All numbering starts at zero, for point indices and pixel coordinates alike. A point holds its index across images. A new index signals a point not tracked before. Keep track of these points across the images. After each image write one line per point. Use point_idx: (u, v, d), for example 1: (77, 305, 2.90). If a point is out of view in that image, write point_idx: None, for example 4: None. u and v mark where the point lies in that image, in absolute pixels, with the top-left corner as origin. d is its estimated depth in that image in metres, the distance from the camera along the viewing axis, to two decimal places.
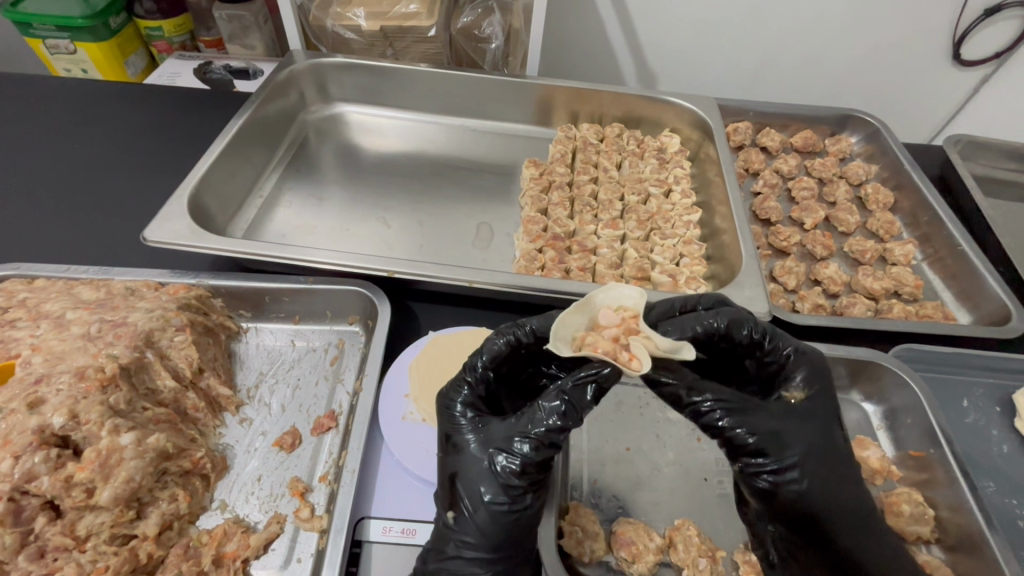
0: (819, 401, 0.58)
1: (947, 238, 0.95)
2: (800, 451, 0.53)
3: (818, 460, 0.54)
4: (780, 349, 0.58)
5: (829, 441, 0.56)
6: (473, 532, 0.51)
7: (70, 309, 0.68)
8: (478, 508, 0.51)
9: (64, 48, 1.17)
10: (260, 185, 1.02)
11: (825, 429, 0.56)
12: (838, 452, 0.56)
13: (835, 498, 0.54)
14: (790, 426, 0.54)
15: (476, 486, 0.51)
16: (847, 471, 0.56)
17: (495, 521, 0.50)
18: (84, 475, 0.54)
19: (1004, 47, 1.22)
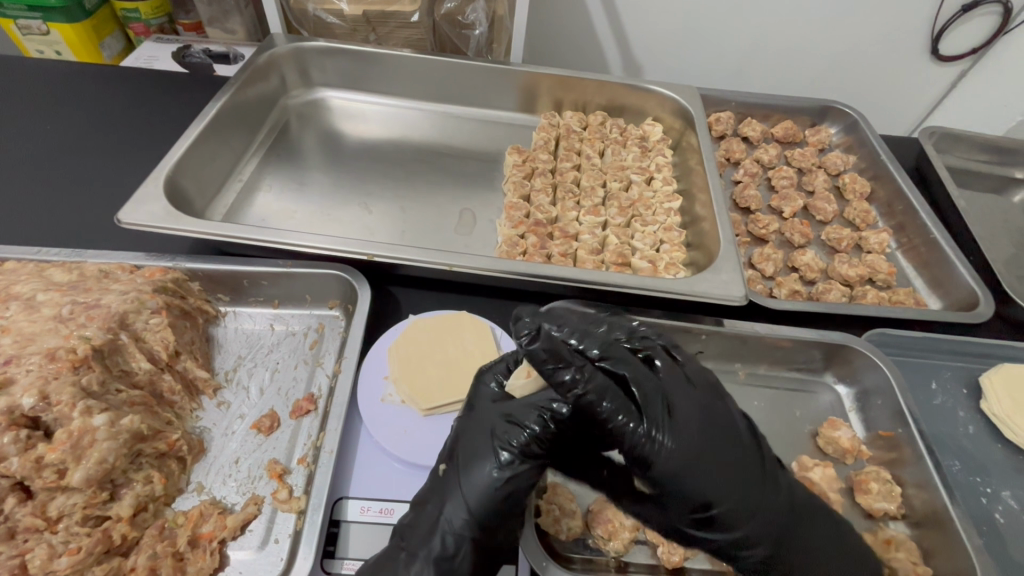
0: (688, 458, 0.49)
1: (921, 227, 0.97)
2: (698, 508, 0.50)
3: (721, 511, 0.50)
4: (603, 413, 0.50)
5: (711, 493, 0.50)
6: (459, 515, 0.52)
7: (41, 291, 0.66)
8: (476, 474, 0.53)
9: (36, 29, 1.14)
10: (241, 169, 1.01)
11: (706, 480, 0.50)
12: (719, 500, 0.50)
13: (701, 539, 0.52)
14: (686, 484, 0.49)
15: (477, 465, 0.53)
16: (741, 508, 0.50)
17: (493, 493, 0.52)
18: (56, 456, 0.54)
19: (981, 43, 1.25)
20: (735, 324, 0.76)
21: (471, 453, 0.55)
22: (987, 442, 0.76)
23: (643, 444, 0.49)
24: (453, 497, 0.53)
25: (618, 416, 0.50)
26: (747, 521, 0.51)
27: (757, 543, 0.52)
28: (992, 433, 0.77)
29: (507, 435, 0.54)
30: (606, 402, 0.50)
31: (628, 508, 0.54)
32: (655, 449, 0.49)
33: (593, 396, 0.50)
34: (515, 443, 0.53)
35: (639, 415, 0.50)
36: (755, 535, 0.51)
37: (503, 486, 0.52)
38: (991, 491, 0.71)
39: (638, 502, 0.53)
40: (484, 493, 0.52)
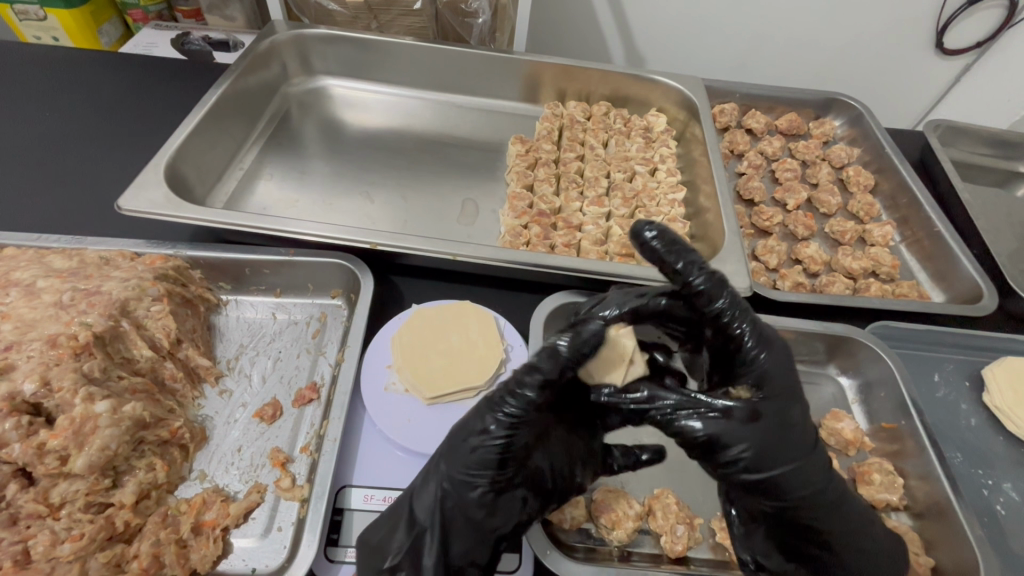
0: (782, 371, 0.53)
1: (925, 220, 0.97)
2: (783, 428, 0.52)
3: (794, 438, 0.52)
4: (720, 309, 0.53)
5: (784, 412, 0.52)
6: (442, 510, 0.53)
7: (40, 277, 0.66)
8: (462, 447, 0.53)
9: (33, 15, 1.13)
10: (240, 159, 1.00)
11: (783, 400, 0.53)
12: (791, 422, 0.52)
13: (770, 470, 0.51)
14: (780, 400, 0.53)
15: (459, 456, 0.53)
16: (803, 439, 0.53)
17: (477, 466, 0.52)
18: (58, 442, 0.53)
19: (987, 36, 1.24)
20: None
21: (451, 446, 0.54)
22: (989, 435, 0.76)
23: (749, 351, 0.53)
24: (438, 490, 0.53)
25: (745, 323, 0.53)
26: (812, 452, 0.53)
27: (808, 482, 0.52)
28: (994, 426, 0.77)
29: (491, 417, 0.52)
30: (727, 305, 0.53)
31: (713, 430, 0.50)
32: (766, 361, 0.53)
33: (722, 293, 0.53)
34: (499, 422, 0.52)
35: (756, 329, 0.53)
36: (807, 476, 0.52)
37: (489, 452, 0.52)
38: (992, 483, 0.72)
39: (731, 423, 0.51)
40: (466, 464, 0.52)
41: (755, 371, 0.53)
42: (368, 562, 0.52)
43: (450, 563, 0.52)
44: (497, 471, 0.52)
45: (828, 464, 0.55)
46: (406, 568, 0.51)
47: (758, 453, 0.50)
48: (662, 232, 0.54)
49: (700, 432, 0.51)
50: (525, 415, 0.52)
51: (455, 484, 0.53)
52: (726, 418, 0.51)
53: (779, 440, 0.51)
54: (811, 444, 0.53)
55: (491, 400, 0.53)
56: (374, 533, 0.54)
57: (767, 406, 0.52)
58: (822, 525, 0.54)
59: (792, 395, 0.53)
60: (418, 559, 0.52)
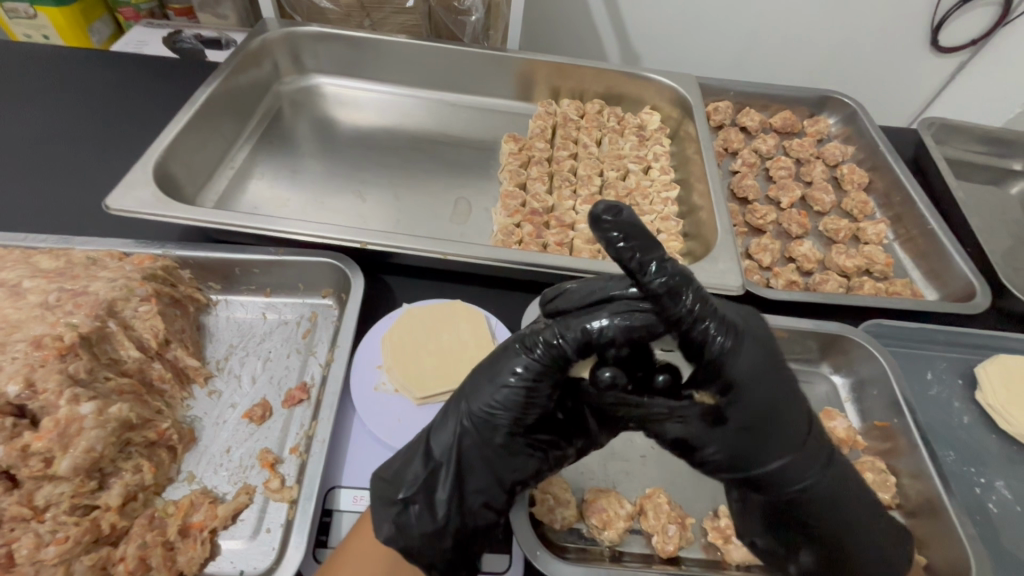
0: (756, 361, 0.49)
1: (918, 218, 0.97)
2: (758, 428, 0.49)
3: (773, 438, 0.50)
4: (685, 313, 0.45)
5: (763, 407, 0.49)
6: (460, 447, 0.53)
7: (27, 277, 0.65)
8: (484, 390, 0.52)
9: (23, 12, 1.12)
10: (232, 157, 0.99)
11: (762, 395, 0.49)
12: (772, 419, 0.49)
13: (748, 467, 0.51)
14: (754, 396, 0.49)
15: (486, 397, 0.52)
16: (787, 433, 0.50)
17: (501, 406, 0.52)
18: (42, 445, 0.53)
19: (981, 33, 1.24)
20: None
21: (479, 384, 0.53)
22: (982, 433, 0.76)
23: (716, 348, 0.47)
24: (457, 427, 0.53)
25: (708, 319, 0.46)
26: (799, 445, 0.51)
27: (798, 476, 0.51)
28: (987, 424, 0.77)
29: (518, 359, 0.51)
30: (692, 304, 0.45)
31: (678, 434, 0.51)
32: (726, 353, 0.47)
33: (681, 293, 0.45)
34: (525, 364, 0.51)
35: (722, 321, 0.47)
36: (798, 471, 0.51)
37: (513, 394, 0.51)
38: (984, 481, 0.72)
39: (694, 425, 0.50)
40: (489, 405, 0.52)
41: (723, 371, 0.48)
42: (383, 491, 0.53)
43: (463, 500, 0.53)
44: (523, 414, 0.52)
45: (823, 448, 0.52)
46: (420, 500, 0.52)
47: (728, 454, 0.51)
48: (623, 222, 0.43)
49: (672, 437, 0.51)
50: (556, 361, 0.50)
51: (475, 426, 0.53)
52: (696, 422, 0.50)
53: (750, 440, 0.50)
54: (798, 438, 0.50)
55: (518, 342, 0.52)
56: (391, 467, 0.55)
57: (742, 405, 0.49)
58: (822, 524, 0.52)
59: (773, 388, 0.49)
60: (430, 495, 0.52)
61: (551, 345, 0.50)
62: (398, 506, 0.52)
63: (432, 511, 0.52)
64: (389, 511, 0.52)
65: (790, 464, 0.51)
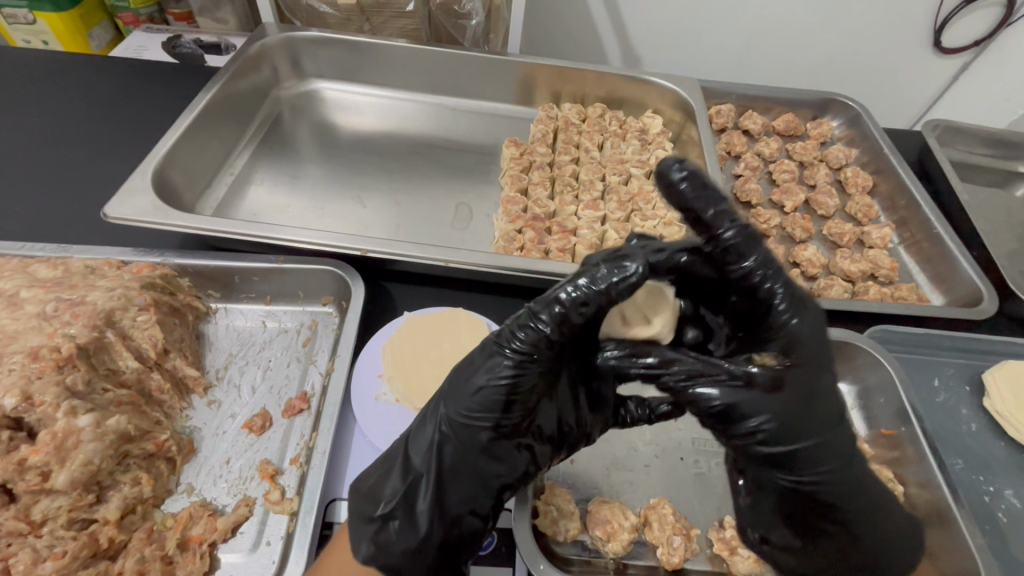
0: (812, 342, 0.50)
1: (923, 221, 0.96)
2: (810, 403, 0.49)
3: (817, 419, 0.50)
4: (746, 270, 0.51)
5: (812, 383, 0.50)
6: (440, 455, 0.52)
7: (24, 287, 0.65)
8: (460, 395, 0.52)
9: (22, 18, 1.12)
10: (231, 163, 0.98)
11: (813, 372, 0.50)
12: (819, 398, 0.50)
13: (793, 444, 0.49)
14: (807, 369, 0.50)
15: (461, 401, 0.52)
16: (831, 407, 0.50)
17: (480, 409, 0.51)
18: (38, 458, 0.52)
19: (984, 35, 1.23)
20: None
21: (454, 389, 0.53)
22: (989, 441, 0.75)
23: (778, 316, 0.50)
24: (437, 434, 0.53)
25: (775, 283, 0.51)
26: (835, 426, 0.51)
27: (831, 462, 0.51)
28: (995, 431, 0.76)
29: (494, 359, 0.51)
30: (755, 266, 0.51)
31: (729, 399, 0.49)
32: (788, 322, 0.50)
33: (748, 254, 0.51)
34: (504, 364, 0.50)
35: (789, 292, 0.51)
36: (834, 458, 0.51)
37: (490, 394, 0.51)
38: (993, 490, 0.71)
39: (744, 391, 0.49)
40: (467, 408, 0.51)
41: (784, 334, 0.50)
42: (360, 506, 0.53)
43: (447, 508, 0.52)
44: (500, 415, 0.52)
45: (851, 442, 0.52)
46: (401, 512, 0.51)
47: (776, 426, 0.49)
48: (690, 175, 0.51)
49: (717, 400, 0.49)
50: (535, 352, 0.50)
51: (454, 431, 0.52)
52: (746, 386, 0.49)
53: (801, 417, 0.49)
54: (839, 421, 0.51)
55: (495, 341, 0.52)
56: (366, 482, 0.55)
57: (795, 379, 0.49)
58: (844, 514, 0.53)
59: (824, 371, 0.51)
60: (412, 504, 0.52)
61: (532, 331, 0.49)
62: (376, 523, 0.51)
63: (414, 523, 0.51)
64: (367, 529, 0.51)
65: (829, 447, 0.51)
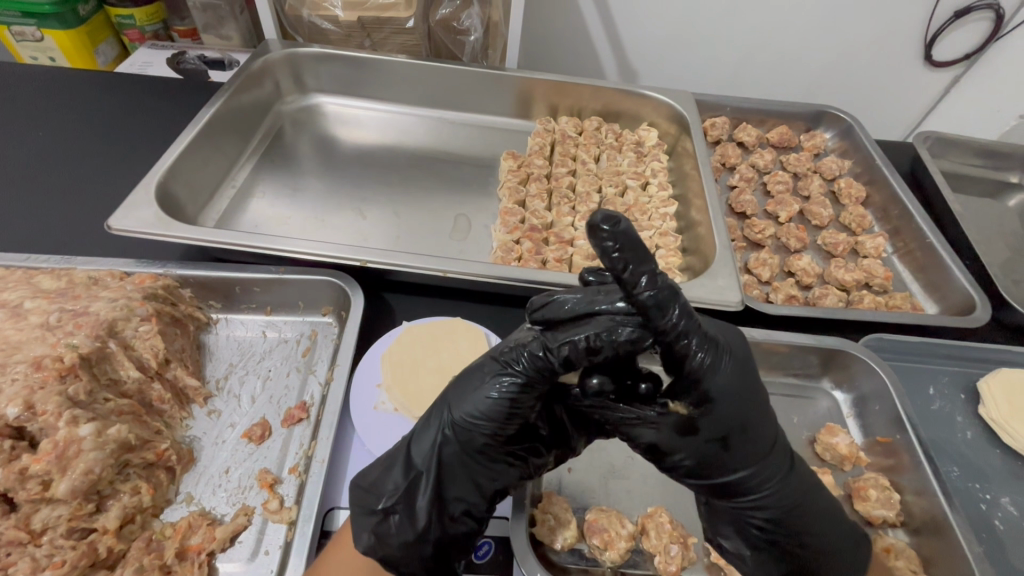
0: (732, 378, 0.49)
1: (917, 231, 0.97)
2: (731, 441, 0.50)
3: (741, 452, 0.51)
4: (672, 328, 0.45)
5: (735, 420, 0.50)
6: (440, 456, 0.53)
7: (28, 298, 0.66)
8: (466, 400, 0.52)
9: (30, 35, 1.14)
10: (234, 176, 1.00)
11: (735, 408, 0.49)
12: (743, 431, 0.50)
13: (716, 475, 0.52)
14: (730, 407, 0.49)
15: (468, 404, 0.52)
16: (755, 442, 0.51)
17: (483, 416, 0.52)
18: (40, 467, 0.53)
19: (975, 48, 1.25)
20: None
21: (461, 392, 0.53)
22: (985, 448, 0.76)
23: (697, 362, 0.47)
24: (439, 436, 0.53)
25: (690, 333, 0.46)
26: (760, 457, 0.51)
27: (764, 488, 0.52)
28: (991, 439, 0.77)
29: (502, 370, 0.52)
30: (679, 320, 0.45)
31: (657, 441, 0.51)
32: (706, 368, 0.47)
33: (669, 307, 0.44)
34: (511, 375, 0.51)
35: (704, 338, 0.47)
36: (765, 485, 0.52)
37: (495, 403, 0.51)
38: (990, 497, 0.71)
39: (667, 434, 0.50)
40: (472, 414, 0.52)
41: (700, 382, 0.48)
42: (362, 500, 0.53)
43: (445, 508, 0.53)
44: (503, 424, 0.52)
45: (784, 463, 0.53)
46: (401, 508, 0.52)
47: (699, 461, 0.51)
48: (622, 234, 0.41)
49: (647, 441, 0.51)
50: (538, 371, 0.51)
51: (457, 436, 0.53)
52: (670, 429, 0.50)
53: (720, 453, 0.51)
54: (766, 451, 0.52)
55: (506, 351, 0.53)
56: (369, 475, 0.55)
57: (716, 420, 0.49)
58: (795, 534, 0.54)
59: (748, 407, 0.50)
60: (412, 501, 0.52)
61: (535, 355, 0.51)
62: (378, 515, 0.52)
63: (412, 519, 0.52)
64: (367, 521, 0.52)
65: (759, 477, 0.52)
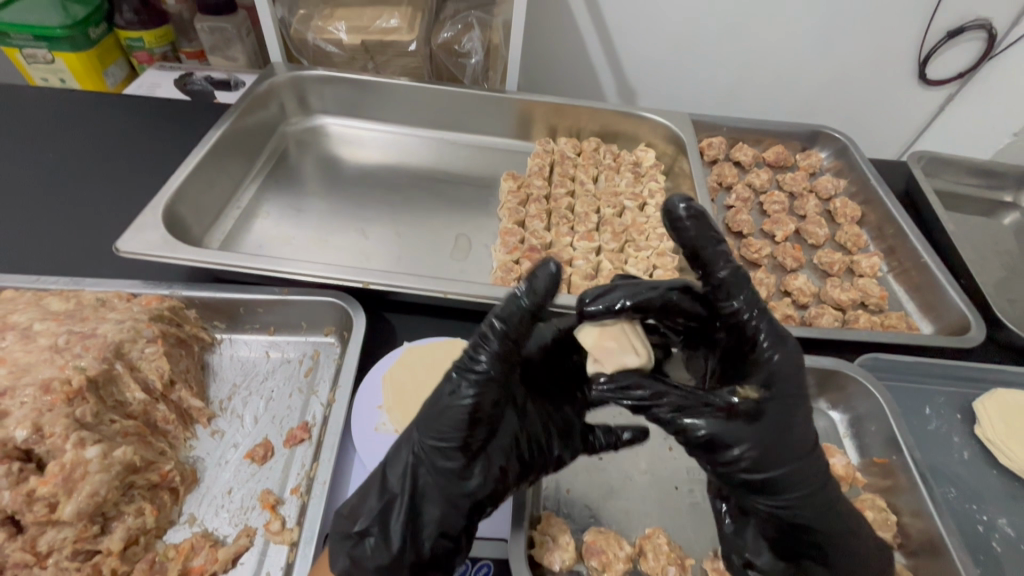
0: (791, 375, 0.52)
1: (911, 251, 0.99)
2: (781, 435, 0.51)
3: (789, 446, 0.51)
4: (735, 310, 0.54)
5: (788, 412, 0.52)
6: (412, 475, 0.54)
7: (37, 320, 0.67)
8: (430, 417, 0.54)
9: (42, 58, 1.17)
10: (239, 196, 1.02)
11: (786, 401, 0.52)
12: (790, 424, 0.52)
13: (768, 471, 0.51)
14: (783, 398, 0.52)
15: (429, 424, 0.54)
16: (804, 435, 0.52)
17: (449, 431, 0.53)
18: (47, 489, 0.54)
19: (966, 68, 1.28)
20: None
21: (424, 415, 0.55)
22: (982, 469, 0.76)
23: (763, 352, 0.52)
24: (411, 456, 0.55)
25: (758, 324, 0.53)
26: (807, 450, 0.53)
27: (805, 486, 0.52)
28: (987, 459, 0.77)
29: (459, 380, 0.53)
30: (743, 307, 0.53)
31: (714, 429, 0.51)
32: (772, 358, 0.52)
33: (735, 295, 0.54)
34: (468, 381, 0.53)
35: (770, 326, 0.53)
36: (806, 483, 0.52)
37: (456, 412, 0.53)
38: (986, 519, 0.71)
39: (724, 422, 0.51)
40: (436, 428, 0.54)
41: (763, 369, 0.52)
42: (342, 526, 0.55)
43: (420, 530, 0.53)
44: (467, 434, 0.53)
45: (824, 469, 0.54)
46: (377, 531, 0.53)
47: (758, 453, 0.51)
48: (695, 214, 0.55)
49: (703, 431, 0.51)
50: (492, 367, 0.52)
51: (425, 453, 0.54)
52: (726, 418, 0.52)
53: (774, 447, 0.51)
54: (807, 450, 0.52)
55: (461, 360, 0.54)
56: (349, 503, 0.56)
57: (770, 410, 0.52)
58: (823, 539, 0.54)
59: (795, 400, 0.52)
60: (387, 524, 0.53)
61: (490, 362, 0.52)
62: (353, 539, 0.53)
63: (386, 541, 0.53)
64: (345, 544, 0.53)
65: (800, 478, 0.52)
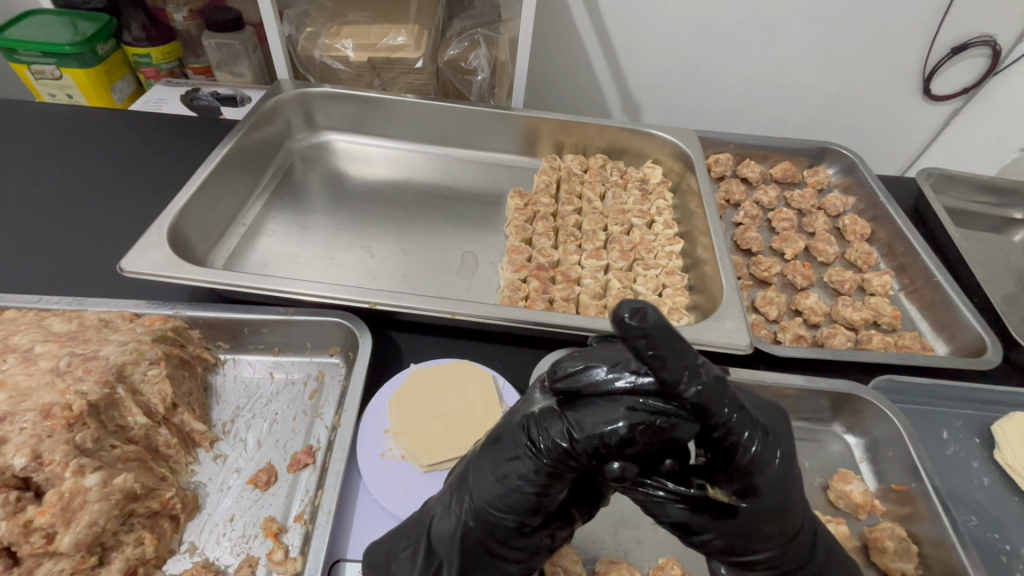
0: (774, 469, 0.46)
1: (923, 268, 0.97)
2: (765, 525, 0.48)
3: (772, 533, 0.48)
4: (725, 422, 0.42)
5: (774, 505, 0.47)
6: (462, 541, 0.50)
7: (39, 342, 0.66)
8: (488, 493, 0.48)
9: (49, 74, 1.17)
10: (244, 215, 1.01)
11: (773, 494, 0.47)
12: (781, 512, 0.47)
13: (745, 553, 0.50)
14: (763, 495, 0.46)
15: (486, 494, 0.49)
16: (790, 522, 0.48)
17: (506, 511, 0.48)
18: (45, 519, 0.53)
19: (971, 82, 1.28)
20: (744, 374, 0.74)
21: (481, 475, 0.49)
22: (1002, 495, 0.74)
23: (744, 451, 0.44)
24: (460, 522, 0.50)
25: (740, 427, 0.43)
26: (785, 541, 0.49)
27: (788, 560, 0.50)
28: (1007, 486, 0.75)
29: (522, 461, 0.47)
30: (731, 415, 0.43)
31: (679, 519, 0.49)
32: (754, 455, 0.45)
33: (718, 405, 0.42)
34: (534, 468, 0.46)
35: (753, 426, 0.45)
36: (788, 557, 0.50)
37: (514, 496, 0.47)
38: (1010, 549, 0.69)
39: (697, 514, 0.48)
40: (493, 505, 0.48)
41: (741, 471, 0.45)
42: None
43: None
44: (527, 517, 0.48)
45: (812, 540, 0.51)
46: None
47: (726, 543, 0.49)
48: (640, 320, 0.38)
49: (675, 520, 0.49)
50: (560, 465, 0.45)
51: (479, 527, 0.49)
52: (693, 510, 0.48)
53: (751, 535, 0.48)
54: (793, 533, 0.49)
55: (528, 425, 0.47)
56: (378, 554, 0.56)
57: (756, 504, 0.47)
58: None
59: (784, 490, 0.47)
60: None
61: (562, 446, 0.44)
62: None
63: None
64: None
65: (782, 556, 0.50)
